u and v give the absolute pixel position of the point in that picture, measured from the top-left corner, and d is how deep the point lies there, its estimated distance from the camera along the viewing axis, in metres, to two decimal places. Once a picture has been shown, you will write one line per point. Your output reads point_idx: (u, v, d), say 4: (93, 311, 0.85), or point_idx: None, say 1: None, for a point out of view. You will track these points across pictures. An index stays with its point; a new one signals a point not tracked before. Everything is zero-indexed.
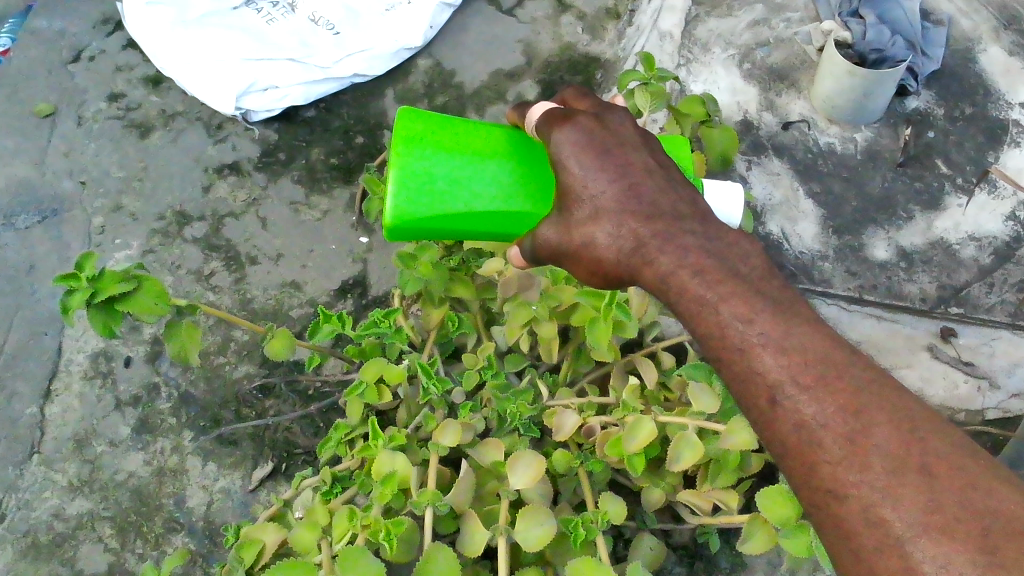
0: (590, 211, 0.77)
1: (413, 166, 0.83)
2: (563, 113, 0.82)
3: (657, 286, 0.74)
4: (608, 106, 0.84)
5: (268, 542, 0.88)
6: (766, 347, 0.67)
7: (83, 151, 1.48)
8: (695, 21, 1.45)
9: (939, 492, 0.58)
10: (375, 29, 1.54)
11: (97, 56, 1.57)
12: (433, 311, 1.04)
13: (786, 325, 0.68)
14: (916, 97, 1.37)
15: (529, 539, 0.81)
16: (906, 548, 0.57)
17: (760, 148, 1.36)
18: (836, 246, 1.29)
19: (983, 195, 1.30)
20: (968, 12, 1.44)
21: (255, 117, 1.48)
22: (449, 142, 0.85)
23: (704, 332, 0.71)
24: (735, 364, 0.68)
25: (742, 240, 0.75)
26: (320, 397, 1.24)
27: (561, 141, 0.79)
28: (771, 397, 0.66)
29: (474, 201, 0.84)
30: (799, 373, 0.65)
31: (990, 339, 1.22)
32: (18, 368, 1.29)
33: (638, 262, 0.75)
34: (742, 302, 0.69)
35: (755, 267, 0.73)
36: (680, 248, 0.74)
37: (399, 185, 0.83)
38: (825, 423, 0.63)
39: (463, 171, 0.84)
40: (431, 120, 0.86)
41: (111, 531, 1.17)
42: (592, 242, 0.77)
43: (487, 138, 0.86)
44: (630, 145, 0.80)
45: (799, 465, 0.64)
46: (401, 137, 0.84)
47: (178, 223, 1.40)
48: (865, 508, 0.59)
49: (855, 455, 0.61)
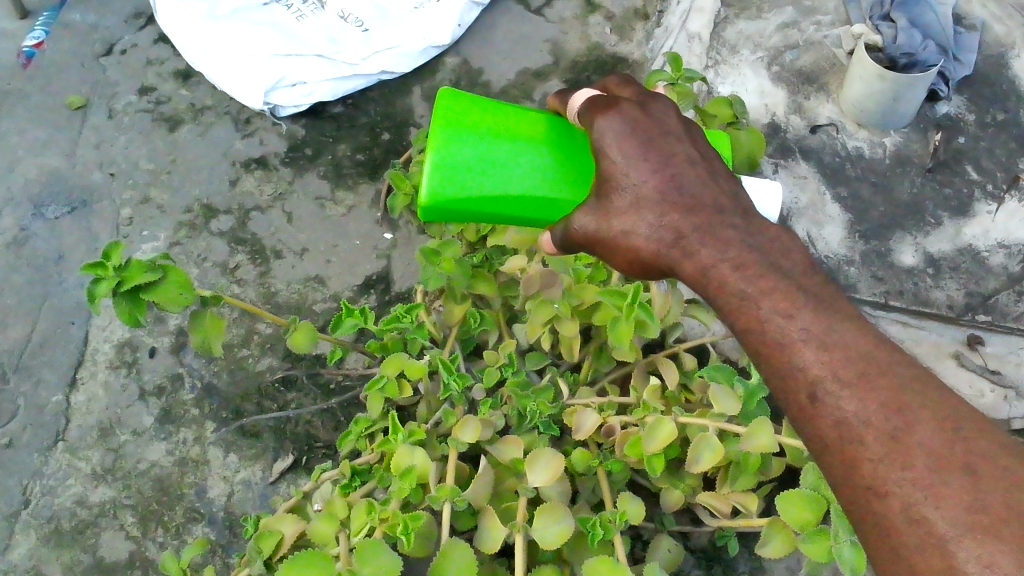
0: (630, 200, 0.76)
1: (451, 149, 0.84)
2: (606, 101, 0.81)
3: (698, 279, 0.74)
4: (652, 95, 0.83)
5: (286, 534, 0.88)
6: (808, 343, 0.66)
7: (113, 143, 1.50)
8: (723, 23, 1.45)
9: (984, 492, 0.57)
10: (403, 26, 1.55)
11: (129, 49, 1.59)
12: (455, 307, 1.05)
13: (828, 321, 0.67)
14: (947, 102, 1.35)
15: (548, 536, 0.80)
16: (948, 547, 0.56)
17: (787, 150, 1.34)
18: (863, 251, 1.27)
19: (1013, 202, 1.28)
20: (1001, 18, 1.42)
21: (283, 112, 1.50)
22: (488, 126, 0.85)
23: (744, 327, 0.70)
24: (775, 359, 0.68)
25: (783, 236, 0.74)
26: (341, 391, 1.25)
27: (604, 129, 0.79)
28: (811, 393, 0.65)
29: (509, 185, 0.85)
30: (840, 369, 0.64)
31: (1017, 348, 1.20)
32: (45, 357, 1.32)
33: (678, 254, 0.75)
34: (783, 297, 0.69)
35: (797, 263, 0.72)
36: (722, 243, 0.73)
37: (435, 166, 0.84)
38: (866, 419, 0.62)
39: (500, 153, 0.85)
40: (470, 102, 0.86)
41: (132, 520, 1.18)
42: (631, 232, 0.76)
43: (525, 123, 0.87)
44: (674, 134, 0.79)
45: (839, 463, 0.63)
46: (441, 116, 0.85)
47: (205, 215, 1.42)
48: (907, 506, 0.58)
49: (897, 452, 0.60)
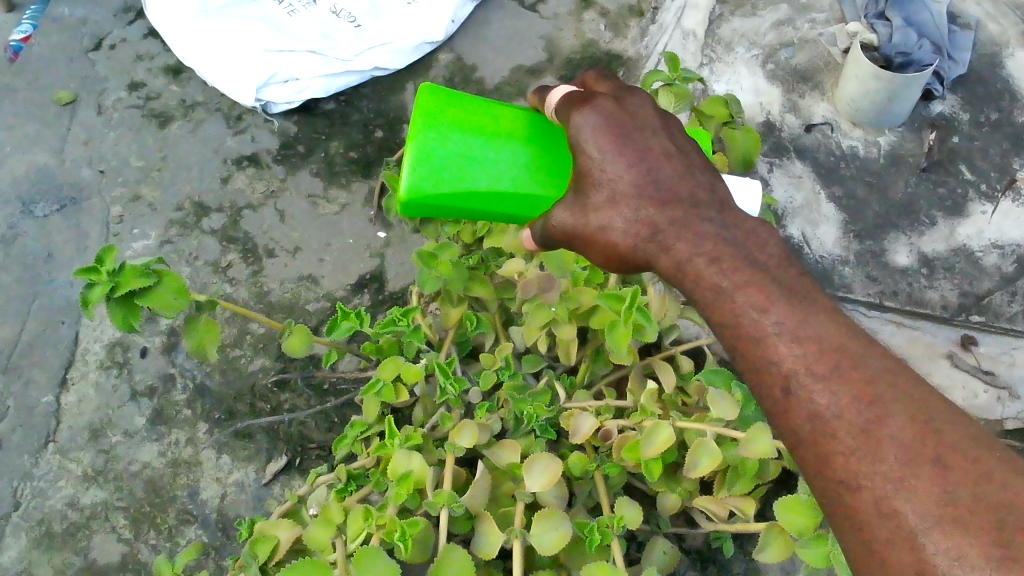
0: (607, 195, 0.75)
1: (432, 144, 0.82)
2: (582, 97, 0.79)
3: (674, 274, 0.73)
4: (630, 89, 0.82)
5: (282, 539, 0.87)
6: (781, 337, 0.65)
7: (103, 140, 1.48)
8: (718, 21, 1.45)
9: (954, 485, 0.56)
10: (396, 22, 1.54)
11: (118, 44, 1.57)
12: (451, 311, 1.04)
13: (801, 314, 0.66)
14: (941, 102, 1.35)
15: (545, 542, 0.80)
16: (919, 540, 0.55)
17: (782, 149, 1.34)
18: (858, 251, 1.27)
19: (1008, 202, 1.29)
20: (996, 16, 1.42)
21: (275, 109, 1.48)
22: (468, 122, 0.84)
23: (719, 321, 0.69)
24: (750, 354, 0.67)
25: (761, 229, 0.73)
26: (335, 393, 1.24)
27: (580, 123, 0.77)
28: (785, 386, 0.64)
29: (490, 182, 0.84)
30: (814, 362, 0.63)
31: (1011, 348, 1.20)
32: (35, 357, 1.30)
33: (655, 248, 0.74)
34: (758, 290, 0.68)
35: (773, 255, 0.71)
36: (698, 236, 0.72)
37: (415, 162, 0.82)
38: (838, 413, 0.61)
39: (481, 150, 0.83)
40: (451, 98, 0.85)
41: (125, 522, 1.18)
42: (608, 227, 0.75)
43: (506, 119, 0.85)
44: (650, 128, 0.77)
45: (812, 456, 0.62)
46: (422, 112, 0.83)
47: (197, 214, 1.40)
48: (878, 499, 0.57)
49: (869, 445, 0.59)
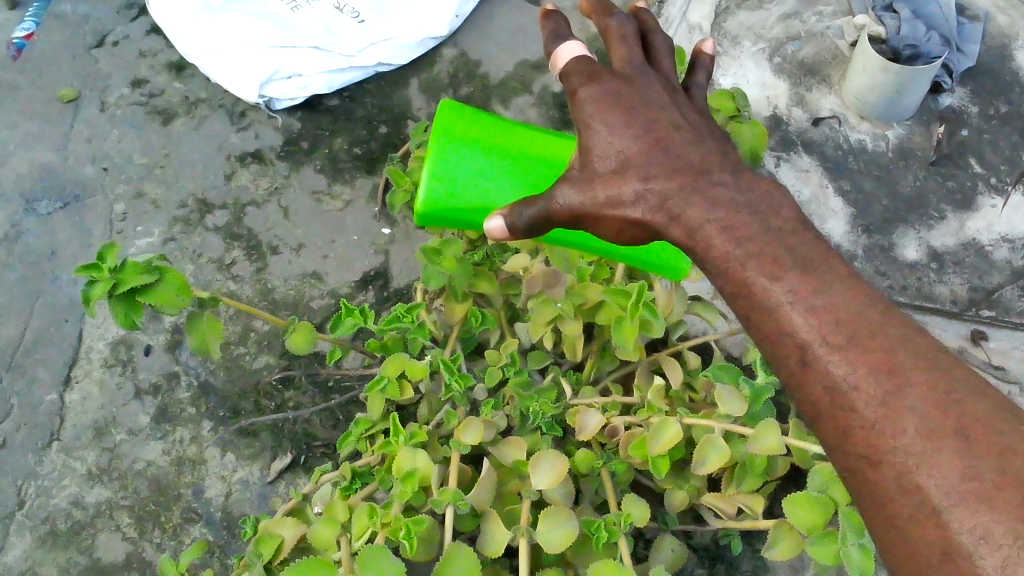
0: (615, 165, 0.73)
1: (447, 160, 0.94)
2: (589, 70, 0.79)
3: (687, 242, 0.70)
4: (639, 65, 0.80)
5: (286, 537, 0.86)
6: (795, 306, 0.63)
7: (106, 137, 1.48)
8: (724, 14, 1.43)
9: (978, 458, 0.54)
10: (399, 17, 1.53)
11: (121, 41, 1.56)
12: (456, 307, 1.03)
13: (817, 282, 0.63)
14: (950, 94, 1.34)
15: (552, 539, 0.79)
16: (943, 517, 0.54)
17: (790, 143, 1.33)
18: (866, 245, 1.26)
19: (1018, 195, 1.27)
20: (1006, 7, 1.40)
21: (278, 105, 1.47)
22: (480, 140, 0.94)
23: (732, 292, 0.67)
24: (765, 324, 0.64)
25: (774, 192, 0.70)
26: (339, 390, 1.23)
27: (584, 99, 0.77)
28: (802, 357, 0.62)
29: (496, 196, 0.93)
30: (830, 332, 0.61)
31: (1021, 343, 1.19)
32: (39, 356, 1.30)
33: (665, 218, 0.71)
34: (770, 259, 0.65)
35: (789, 219, 0.68)
36: (711, 202, 0.69)
37: (432, 176, 0.94)
38: (855, 384, 0.59)
39: (489, 166, 0.93)
40: (468, 117, 0.95)
41: (129, 521, 1.17)
42: (618, 197, 0.72)
43: (513, 137, 0.95)
44: (658, 103, 0.77)
45: (833, 429, 0.61)
46: (440, 129, 0.95)
47: (200, 211, 1.40)
48: (900, 473, 0.56)
49: (889, 417, 0.57)
